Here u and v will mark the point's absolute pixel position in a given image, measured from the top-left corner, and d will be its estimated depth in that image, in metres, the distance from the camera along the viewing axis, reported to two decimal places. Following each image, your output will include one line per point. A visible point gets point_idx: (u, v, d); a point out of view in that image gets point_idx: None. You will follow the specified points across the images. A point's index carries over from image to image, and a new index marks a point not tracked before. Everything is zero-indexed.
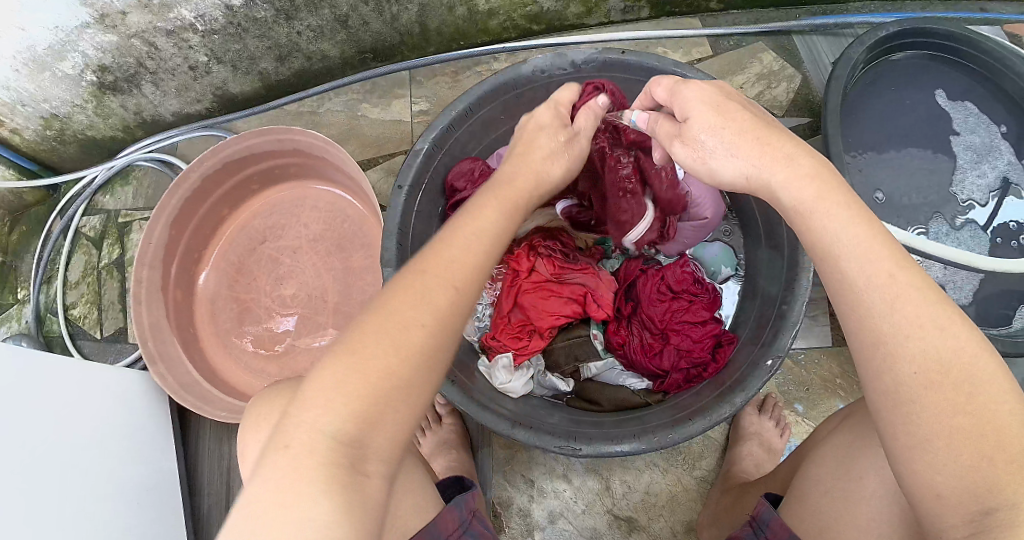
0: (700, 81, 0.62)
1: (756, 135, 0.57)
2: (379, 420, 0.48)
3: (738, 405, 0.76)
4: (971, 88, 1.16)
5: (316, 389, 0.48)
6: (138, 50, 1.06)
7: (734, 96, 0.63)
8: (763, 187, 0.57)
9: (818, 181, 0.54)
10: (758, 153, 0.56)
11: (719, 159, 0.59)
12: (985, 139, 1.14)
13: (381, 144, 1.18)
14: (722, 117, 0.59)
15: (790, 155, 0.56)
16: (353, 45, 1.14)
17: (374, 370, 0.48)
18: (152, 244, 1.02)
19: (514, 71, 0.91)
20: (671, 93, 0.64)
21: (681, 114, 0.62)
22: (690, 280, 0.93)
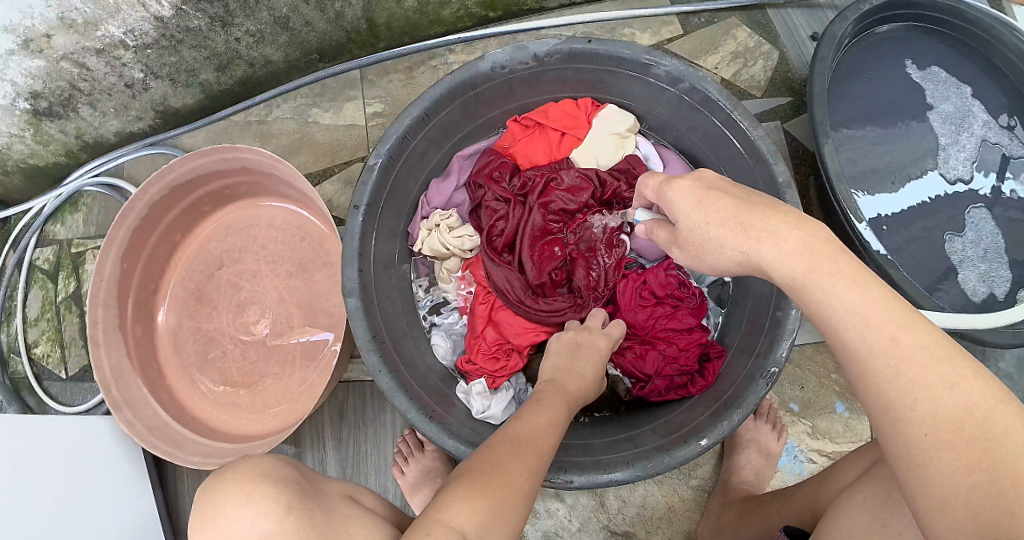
0: (683, 177, 0.60)
1: (738, 219, 0.54)
2: (497, 530, 0.49)
3: (736, 422, 0.71)
4: (935, 54, 1.10)
5: (461, 489, 0.50)
6: (70, 73, 0.97)
7: (719, 181, 0.60)
8: (755, 268, 0.53)
9: (813, 254, 0.50)
10: (743, 238, 0.53)
11: (711, 249, 0.56)
12: (959, 105, 1.08)
13: (336, 151, 1.10)
14: (702, 212, 0.57)
15: (776, 229, 0.52)
16: (298, 47, 1.05)
17: (501, 486, 0.51)
18: (104, 283, 0.96)
19: (470, 68, 0.83)
20: (658, 193, 0.63)
21: (670, 215, 0.61)
22: (676, 284, 0.87)
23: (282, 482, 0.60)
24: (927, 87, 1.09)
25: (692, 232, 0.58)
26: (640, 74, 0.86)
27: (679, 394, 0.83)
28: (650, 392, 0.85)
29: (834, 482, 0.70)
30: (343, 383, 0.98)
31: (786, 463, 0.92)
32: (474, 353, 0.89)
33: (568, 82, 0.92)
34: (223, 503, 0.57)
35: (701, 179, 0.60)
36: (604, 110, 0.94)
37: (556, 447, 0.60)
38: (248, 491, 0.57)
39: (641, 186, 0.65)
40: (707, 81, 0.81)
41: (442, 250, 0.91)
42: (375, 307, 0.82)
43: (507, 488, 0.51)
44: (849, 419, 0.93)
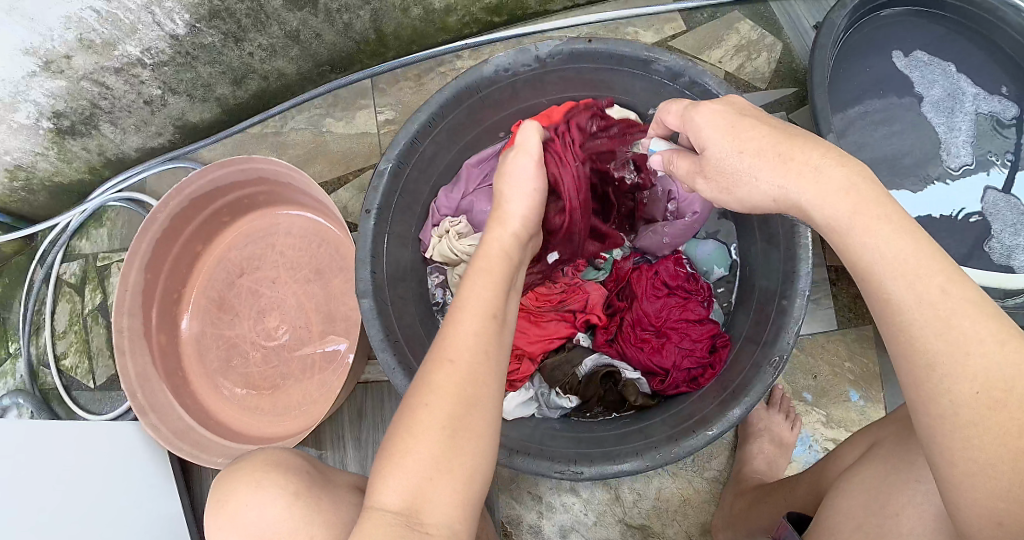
0: (710, 104, 0.62)
1: (777, 151, 0.55)
2: (433, 487, 0.47)
3: (745, 409, 0.72)
4: (919, 39, 1.10)
5: (382, 463, 0.49)
6: (90, 92, 1.02)
7: (748, 109, 0.62)
8: (792, 207, 0.54)
9: (854, 195, 0.51)
10: (783, 170, 0.54)
11: (744, 186, 0.57)
12: (947, 87, 1.08)
13: (349, 159, 1.13)
14: (736, 140, 0.58)
15: (818, 165, 0.53)
16: (309, 59, 1.09)
17: (415, 441, 0.48)
18: (129, 292, 0.99)
19: (476, 72, 0.86)
20: (682, 119, 0.64)
21: (698, 142, 0.62)
22: (684, 275, 0.89)
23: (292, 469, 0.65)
24: (915, 77, 1.09)
25: (723, 163, 0.59)
26: (641, 72, 0.88)
27: (697, 363, 0.84)
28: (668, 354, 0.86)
29: (832, 469, 0.69)
30: (361, 383, 1.01)
31: (801, 454, 0.92)
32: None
33: (571, 83, 0.94)
34: (235, 492, 0.63)
35: (732, 106, 0.61)
36: None
37: (489, 332, 0.53)
38: (258, 479, 0.63)
39: (662, 115, 0.67)
40: (706, 74, 0.83)
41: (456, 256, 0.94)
42: (388, 306, 0.84)
43: (415, 435, 0.48)
44: (864, 407, 0.93)
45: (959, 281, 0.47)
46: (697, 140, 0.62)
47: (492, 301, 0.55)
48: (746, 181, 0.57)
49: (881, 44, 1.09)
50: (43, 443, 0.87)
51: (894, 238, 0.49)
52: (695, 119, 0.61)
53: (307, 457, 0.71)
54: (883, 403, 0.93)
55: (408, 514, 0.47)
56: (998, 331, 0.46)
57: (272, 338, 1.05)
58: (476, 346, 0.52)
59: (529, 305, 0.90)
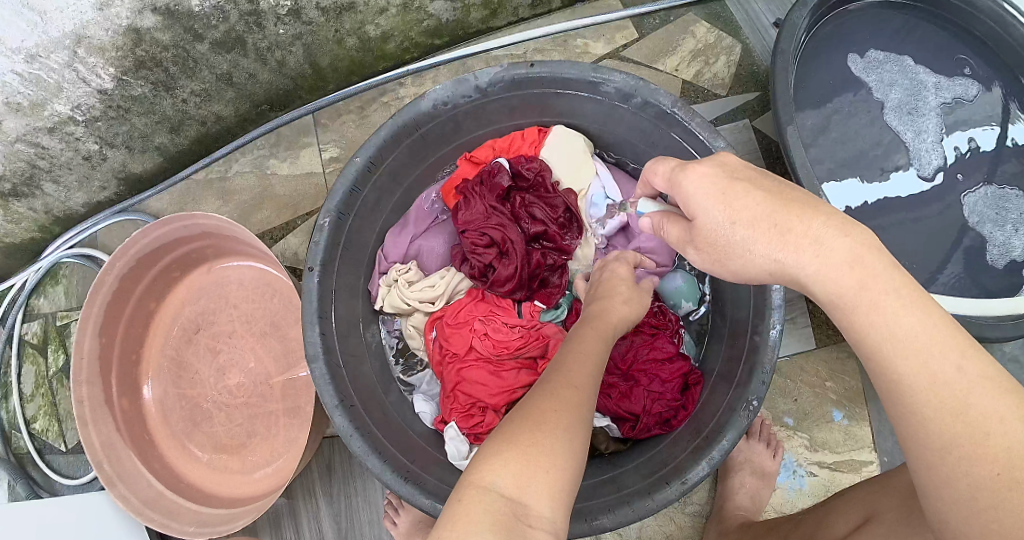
0: (699, 163, 0.56)
1: (772, 221, 0.50)
2: (533, 477, 0.44)
3: (719, 457, 0.69)
4: (869, 32, 1.06)
5: (491, 449, 0.46)
6: (26, 153, 0.97)
7: (743, 166, 0.56)
8: (791, 280, 0.50)
9: (860, 269, 0.46)
10: (779, 244, 0.50)
11: (739, 253, 0.53)
12: (907, 86, 1.04)
13: (297, 203, 1.08)
14: (728, 209, 0.53)
15: (820, 238, 0.48)
16: (247, 100, 1.03)
17: (534, 430, 0.47)
18: (85, 360, 0.96)
19: (411, 109, 0.81)
20: (670, 181, 0.59)
21: (687, 209, 0.57)
22: (650, 311, 0.85)
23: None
24: (873, 79, 1.04)
25: (715, 232, 0.54)
26: (590, 94, 0.82)
27: (667, 406, 0.80)
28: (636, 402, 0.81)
29: (828, 532, 0.67)
30: (329, 437, 0.98)
31: (785, 481, 0.88)
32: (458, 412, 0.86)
33: (519, 110, 0.88)
34: None
35: (723, 165, 0.56)
36: (551, 136, 0.91)
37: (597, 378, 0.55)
38: None
39: (649, 174, 0.62)
40: (659, 93, 0.77)
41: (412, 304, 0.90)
42: (341, 367, 0.80)
43: (544, 428, 0.47)
44: (849, 427, 0.89)
45: (973, 354, 0.43)
46: (686, 206, 0.57)
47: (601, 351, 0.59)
48: (740, 243, 0.52)
49: (846, 38, 1.05)
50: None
51: (904, 310, 0.45)
52: (683, 183, 0.56)
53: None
54: (869, 421, 0.89)
55: (517, 503, 0.43)
56: (1015, 408, 0.42)
57: (234, 395, 1.02)
58: (590, 372, 0.55)
59: (489, 354, 0.89)
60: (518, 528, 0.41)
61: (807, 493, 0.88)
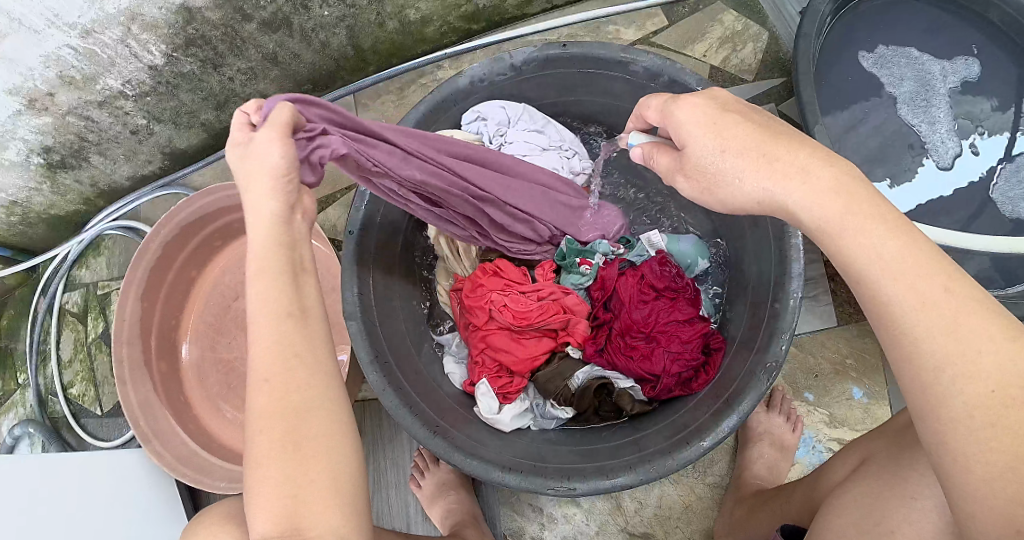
0: (691, 95, 0.59)
1: (760, 151, 0.54)
2: (301, 512, 0.46)
3: (740, 416, 0.72)
4: (878, 26, 1.10)
5: (249, 501, 0.47)
6: (76, 126, 1.02)
7: (736, 103, 0.59)
8: (780, 209, 0.53)
9: (846, 195, 0.50)
10: (769, 171, 0.53)
11: (730, 184, 0.56)
12: (917, 79, 1.07)
13: (337, 178, 1.11)
14: (719, 137, 0.56)
15: (806, 167, 0.52)
16: (291, 79, 1.08)
17: (272, 470, 0.46)
18: (127, 322, 1.00)
19: (450, 85, 0.84)
20: (662, 113, 0.61)
21: (676, 137, 0.59)
22: (671, 276, 0.87)
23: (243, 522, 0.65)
24: (883, 74, 1.08)
25: (704, 160, 0.57)
26: (618, 73, 0.85)
27: (688, 367, 0.83)
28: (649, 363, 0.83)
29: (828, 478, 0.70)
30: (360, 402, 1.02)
31: (804, 455, 0.91)
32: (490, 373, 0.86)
33: (552, 90, 0.92)
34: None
35: (714, 99, 0.59)
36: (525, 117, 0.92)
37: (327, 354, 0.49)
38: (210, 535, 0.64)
39: (643, 108, 0.64)
40: (687, 72, 0.81)
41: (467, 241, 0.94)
42: (378, 326, 0.84)
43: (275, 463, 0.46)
44: (868, 404, 0.92)
45: (961, 280, 0.46)
46: (676, 136, 0.59)
47: (286, 299, 0.48)
48: (736, 179, 0.55)
49: (859, 33, 1.10)
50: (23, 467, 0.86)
51: (890, 238, 0.47)
52: (675, 115, 0.59)
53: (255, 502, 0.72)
54: (887, 399, 0.92)
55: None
56: (1002, 327, 0.45)
57: None
58: (284, 353, 0.47)
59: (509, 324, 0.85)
60: None
61: None
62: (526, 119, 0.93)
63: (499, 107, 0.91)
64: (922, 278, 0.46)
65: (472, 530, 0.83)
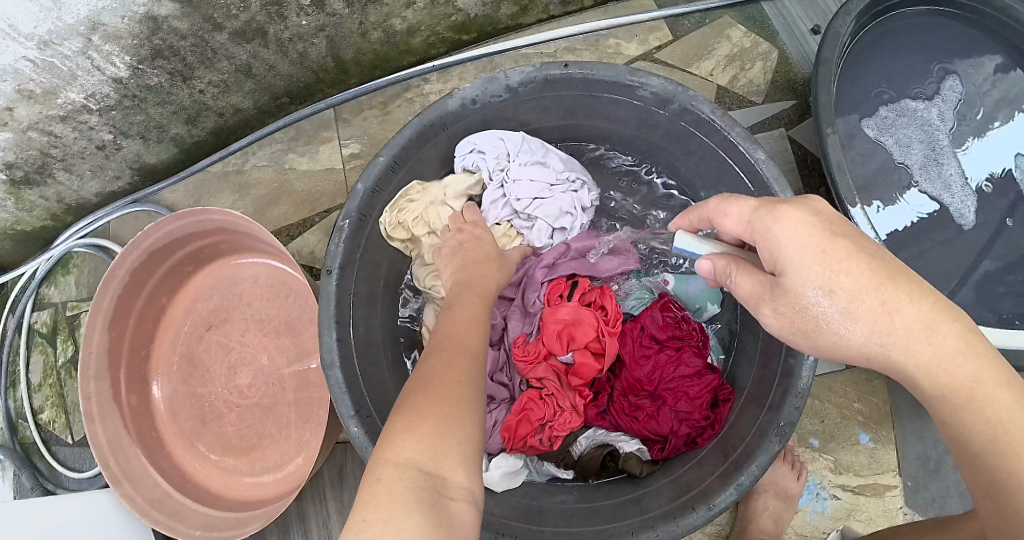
0: (791, 207, 0.53)
1: (881, 299, 0.49)
2: (448, 440, 0.49)
3: (753, 481, 0.66)
4: (878, 60, 1.02)
5: (401, 424, 0.49)
6: (39, 141, 0.94)
7: (838, 220, 0.53)
8: (892, 365, 0.50)
9: (970, 355, 0.47)
10: (886, 326, 0.49)
11: (836, 331, 0.51)
12: (923, 139, 0.99)
13: (315, 199, 1.03)
14: (829, 272, 0.50)
15: (929, 323, 0.48)
16: (266, 93, 1.00)
17: (442, 401, 0.51)
18: (93, 354, 0.94)
19: (438, 108, 0.77)
20: (754, 226, 0.55)
21: (772, 262, 0.54)
22: (675, 323, 0.80)
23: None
24: (890, 143, 0.99)
25: (804, 292, 0.52)
26: (624, 97, 0.78)
27: (695, 427, 0.76)
28: (657, 425, 0.77)
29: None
30: (341, 442, 0.96)
31: (807, 503, 0.86)
32: (508, 439, 0.79)
33: (548, 111, 0.84)
34: None
35: (818, 215, 0.53)
36: (523, 148, 0.85)
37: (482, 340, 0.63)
38: None
39: (723, 219, 0.58)
40: (701, 100, 0.74)
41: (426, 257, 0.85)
42: (360, 377, 0.78)
43: (445, 392, 0.53)
44: (873, 450, 0.86)
45: None
46: (771, 256, 0.54)
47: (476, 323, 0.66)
48: (834, 325, 0.51)
49: (863, 64, 1.01)
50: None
51: (1013, 405, 0.46)
52: (777, 233, 0.52)
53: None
54: (895, 444, 0.86)
55: (437, 476, 0.46)
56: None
57: (239, 410, 0.99)
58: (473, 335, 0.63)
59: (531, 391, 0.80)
60: (440, 500, 0.45)
61: (828, 515, 0.86)
62: (526, 150, 0.85)
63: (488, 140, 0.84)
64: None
65: None
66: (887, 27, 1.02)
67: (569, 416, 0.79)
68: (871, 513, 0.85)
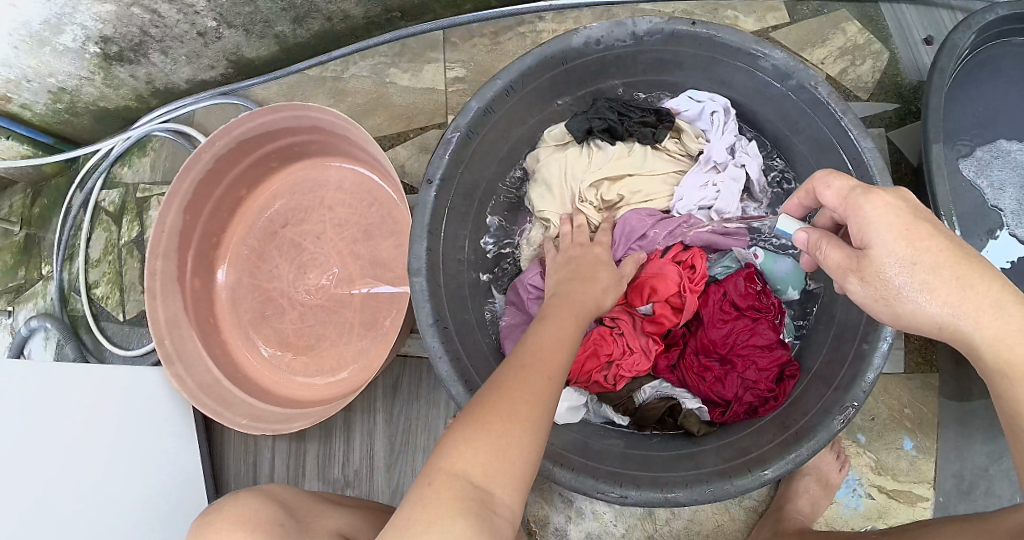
0: (883, 189, 0.50)
1: (957, 275, 0.48)
2: (502, 468, 0.47)
3: (805, 456, 0.67)
4: (971, 102, 0.98)
5: (460, 433, 0.48)
6: (141, 18, 0.95)
7: (923, 206, 0.51)
8: (953, 336, 0.49)
9: None
10: (958, 301, 0.48)
11: (905, 301, 0.49)
12: (1018, 183, 0.95)
13: (411, 115, 1.06)
14: (913, 248, 0.48)
15: (1001, 304, 0.47)
16: (378, 4, 1.00)
17: (506, 421, 0.48)
18: (165, 232, 0.96)
19: (562, 41, 0.76)
20: (847, 201, 0.52)
21: (861, 238, 0.51)
22: (756, 294, 0.78)
23: (258, 525, 0.58)
24: (982, 185, 0.96)
25: (883, 268, 0.50)
26: (744, 66, 0.78)
27: (760, 396, 0.75)
28: (723, 390, 0.76)
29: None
30: (400, 356, 0.97)
31: (844, 495, 0.87)
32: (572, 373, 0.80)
33: (665, 66, 0.84)
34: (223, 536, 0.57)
35: (906, 200, 0.51)
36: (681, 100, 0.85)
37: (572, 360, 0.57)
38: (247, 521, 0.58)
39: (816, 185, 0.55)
40: (819, 81, 0.72)
41: (585, 180, 0.82)
42: (441, 285, 0.79)
43: (511, 412, 0.49)
44: (916, 458, 0.87)
45: None
46: (859, 233, 0.51)
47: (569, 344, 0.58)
48: (910, 300, 0.49)
49: (955, 104, 0.98)
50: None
51: None
52: (863, 209, 0.50)
53: (276, 493, 0.64)
54: (937, 457, 0.87)
55: (484, 491, 0.46)
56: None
57: (299, 310, 1.02)
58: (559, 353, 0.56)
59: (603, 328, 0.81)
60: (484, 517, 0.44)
61: (861, 513, 0.87)
62: (684, 104, 0.85)
63: (717, 103, 0.83)
64: None
65: None
66: (987, 63, 0.98)
67: (638, 360, 0.79)
68: (902, 518, 0.86)
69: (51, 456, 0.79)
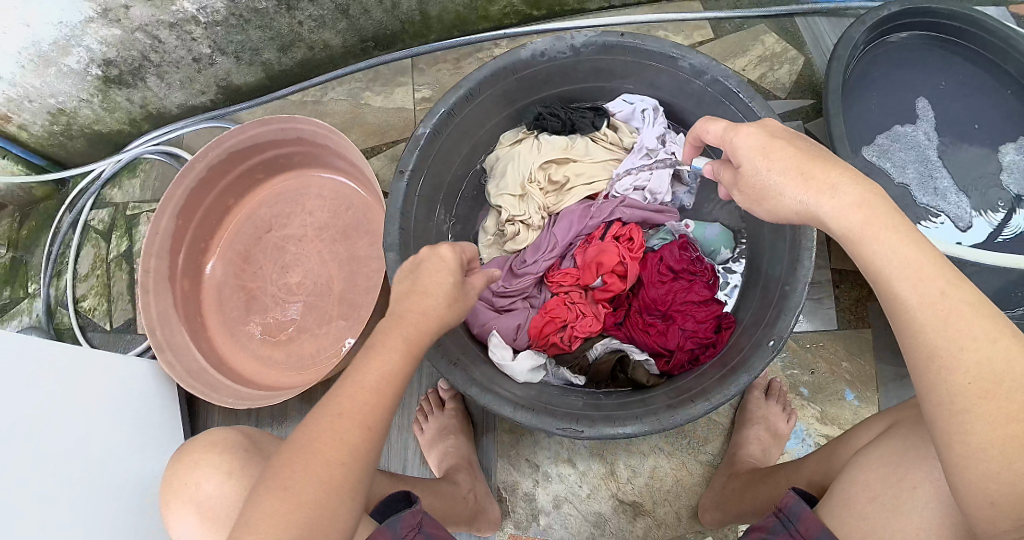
0: (749, 124, 0.64)
1: (799, 169, 0.57)
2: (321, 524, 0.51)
3: (744, 385, 0.75)
4: (867, 94, 1.09)
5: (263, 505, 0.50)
6: (142, 43, 1.07)
7: (782, 131, 0.63)
8: (812, 219, 0.57)
9: (867, 208, 0.53)
10: (804, 188, 0.57)
11: (773, 197, 0.60)
12: (917, 159, 1.05)
13: (385, 130, 1.17)
14: (766, 160, 0.60)
15: (837, 184, 0.55)
16: (355, 34, 1.14)
17: (306, 483, 0.51)
18: (159, 234, 1.04)
19: (511, 55, 0.87)
20: (722, 138, 0.66)
21: (733, 159, 0.65)
22: (690, 259, 0.90)
23: (227, 446, 0.71)
24: (889, 166, 1.05)
25: (754, 178, 0.62)
26: (667, 67, 0.90)
27: (698, 344, 0.86)
28: (666, 341, 0.87)
29: (845, 449, 0.69)
30: None
31: (794, 446, 0.95)
32: (533, 337, 0.89)
33: (600, 73, 0.96)
34: (188, 471, 0.71)
35: (765, 127, 0.64)
36: (616, 103, 0.99)
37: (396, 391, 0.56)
38: (200, 459, 0.71)
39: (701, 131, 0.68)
40: (730, 74, 0.85)
41: (536, 161, 0.96)
42: (413, 262, 0.87)
43: (318, 475, 0.51)
44: (858, 407, 0.96)
45: (958, 286, 0.49)
46: (732, 156, 0.64)
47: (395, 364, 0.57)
48: (774, 193, 0.59)
49: (855, 95, 1.08)
50: (29, 358, 0.82)
51: (903, 244, 0.51)
52: (734, 141, 0.64)
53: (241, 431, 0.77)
54: (878, 405, 0.96)
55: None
56: (990, 330, 0.47)
57: (283, 305, 1.09)
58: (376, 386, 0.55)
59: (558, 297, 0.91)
60: None
61: None
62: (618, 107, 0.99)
63: (646, 102, 0.97)
64: (963, 281, 0.49)
65: (463, 476, 0.88)
66: (873, 56, 1.09)
67: (589, 321, 0.89)
68: None
69: (69, 422, 0.85)
